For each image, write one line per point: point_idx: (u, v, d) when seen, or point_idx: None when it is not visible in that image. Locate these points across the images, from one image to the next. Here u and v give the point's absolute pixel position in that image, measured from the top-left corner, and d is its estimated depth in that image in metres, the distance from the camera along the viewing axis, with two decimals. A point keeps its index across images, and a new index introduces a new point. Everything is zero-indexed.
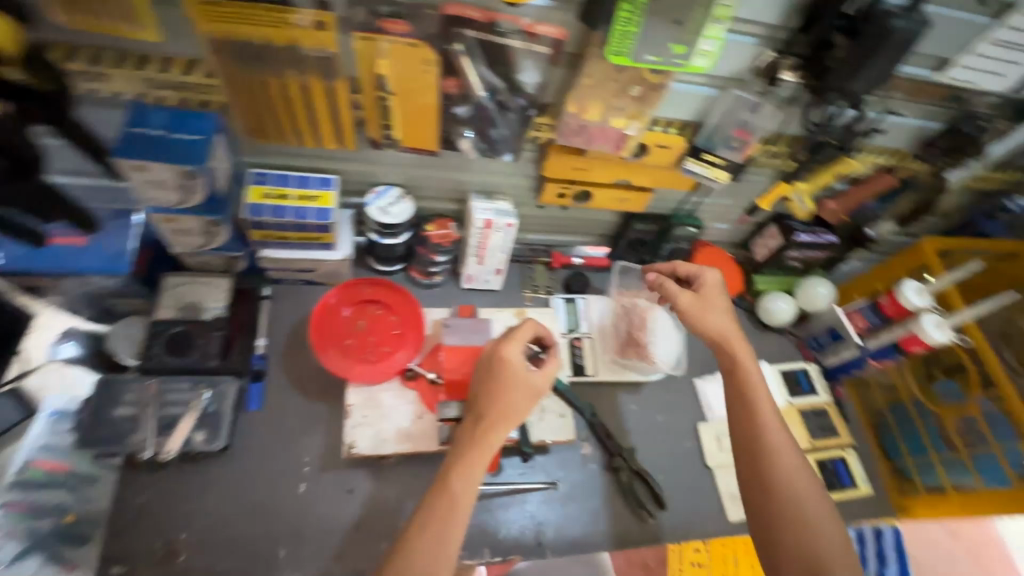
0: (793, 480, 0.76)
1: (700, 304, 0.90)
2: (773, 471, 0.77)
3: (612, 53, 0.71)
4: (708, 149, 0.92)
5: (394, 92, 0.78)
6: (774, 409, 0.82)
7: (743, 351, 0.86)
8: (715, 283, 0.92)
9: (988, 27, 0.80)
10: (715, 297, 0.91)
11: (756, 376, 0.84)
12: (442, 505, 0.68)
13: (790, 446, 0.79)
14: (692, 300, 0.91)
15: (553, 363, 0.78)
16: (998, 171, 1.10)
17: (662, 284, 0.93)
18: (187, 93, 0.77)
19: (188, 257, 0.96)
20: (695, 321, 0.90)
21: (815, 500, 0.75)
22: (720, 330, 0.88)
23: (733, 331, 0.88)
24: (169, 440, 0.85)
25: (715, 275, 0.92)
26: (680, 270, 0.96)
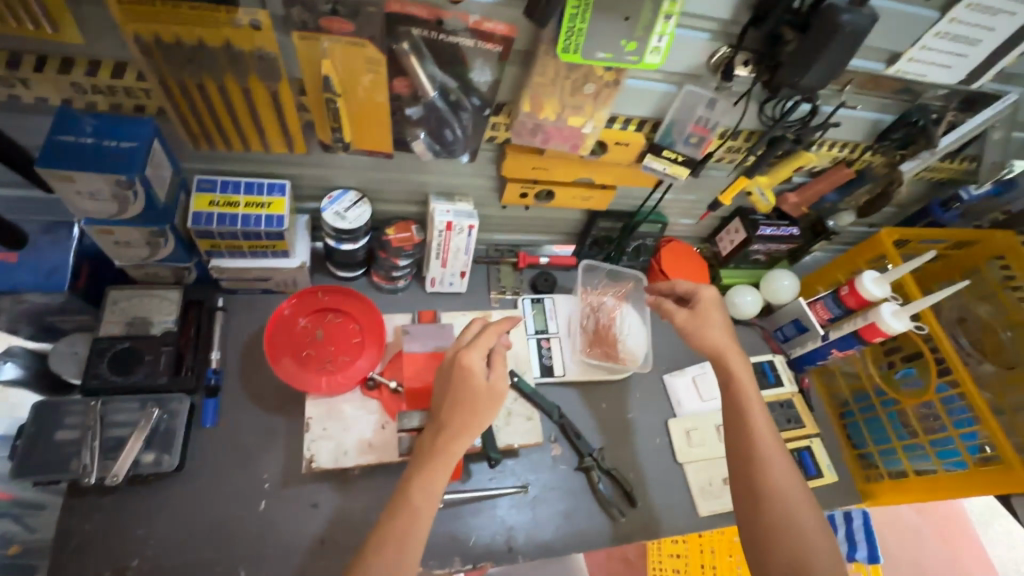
0: (782, 488, 0.78)
1: (698, 318, 0.94)
2: (762, 479, 0.79)
3: (563, 51, 0.70)
4: (666, 146, 0.93)
5: (340, 93, 0.75)
6: (766, 416, 0.84)
7: (737, 361, 0.89)
8: (711, 299, 0.95)
9: (936, 21, 0.81)
10: (709, 312, 0.95)
11: (750, 386, 0.86)
12: (400, 521, 0.66)
13: (781, 454, 0.81)
14: (688, 317, 0.95)
15: (502, 365, 0.75)
16: (951, 162, 1.14)
17: (661, 304, 0.98)
18: (119, 97, 0.73)
19: (133, 270, 0.91)
20: (693, 335, 0.94)
21: (803, 508, 0.76)
22: (716, 343, 0.91)
23: (727, 343, 0.90)
24: (116, 464, 0.81)
25: (711, 291, 0.96)
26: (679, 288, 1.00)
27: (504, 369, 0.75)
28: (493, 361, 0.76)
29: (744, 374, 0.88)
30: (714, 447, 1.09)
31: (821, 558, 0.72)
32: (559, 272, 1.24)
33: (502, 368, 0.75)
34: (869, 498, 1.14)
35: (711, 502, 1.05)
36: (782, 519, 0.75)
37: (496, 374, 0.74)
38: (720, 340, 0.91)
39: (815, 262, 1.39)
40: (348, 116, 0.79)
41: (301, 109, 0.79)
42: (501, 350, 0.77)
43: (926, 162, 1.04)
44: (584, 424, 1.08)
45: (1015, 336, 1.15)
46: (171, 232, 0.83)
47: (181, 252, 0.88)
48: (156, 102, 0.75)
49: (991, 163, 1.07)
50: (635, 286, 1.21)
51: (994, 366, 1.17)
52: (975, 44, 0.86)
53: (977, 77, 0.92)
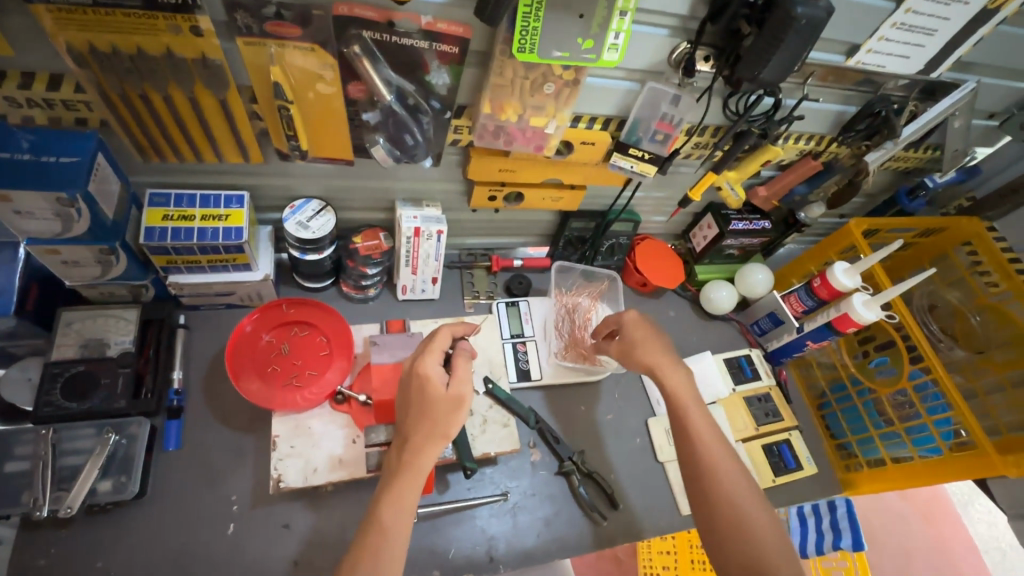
0: (732, 493, 0.76)
1: (630, 341, 0.95)
2: (710, 488, 0.77)
3: (519, 51, 0.68)
4: (633, 144, 0.92)
5: (292, 99, 0.73)
6: (709, 420, 0.83)
7: (672, 373, 0.88)
8: (634, 321, 0.96)
9: (892, 12, 0.82)
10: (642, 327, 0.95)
11: (688, 394, 0.86)
12: (373, 539, 0.63)
13: (729, 457, 0.79)
14: (619, 347, 0.97)
15: (464, 365, 0.74)
16: (915, 151, 1.15)
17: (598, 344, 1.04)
18: (57, 110, 0.70)
19: (87, 290, 0.88)
20: (630, 358, 0.94)
21: (757, 509, 0.75)
22: (651, 360, 0.91)
23: (660, 356, 0.91)
24: (69, 494, 0.76)
25: (635, 314, 0.97)
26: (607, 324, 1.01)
27: (469, 367, 0.75)
28: (455, 363, 0.74)
29: (681, 383, 0.87)
30: None
31: (779, 558, 0.71)
32: (533, 274, 1.23)
33: (467, 366, 0.74)
34: (850, 488, 1.14)
35: None
36: (733, 523, 0.74)
37: (455, 378, 0.72)
38: (651, 357, 0.91)
39: (788, 254, 1.41)
40: (303, 123, 0.77)
41: (254, 117, 0.77)
42: (462, 352, 0.77)
43: (890, 153, 1.03)
44: (563, 428, 1.06)
45: (983, 320, 1.17)
46: (122, 249, 0.80)
47: (135, 269, 0.85)
48: (99, 114, 0.72)
49: (954, 150, 1.09)
50: (610, 285, 1.21)
51: (965, 351, 1.18)
52: (931, 34, 0.86)
53: (935, 67, 0.93)
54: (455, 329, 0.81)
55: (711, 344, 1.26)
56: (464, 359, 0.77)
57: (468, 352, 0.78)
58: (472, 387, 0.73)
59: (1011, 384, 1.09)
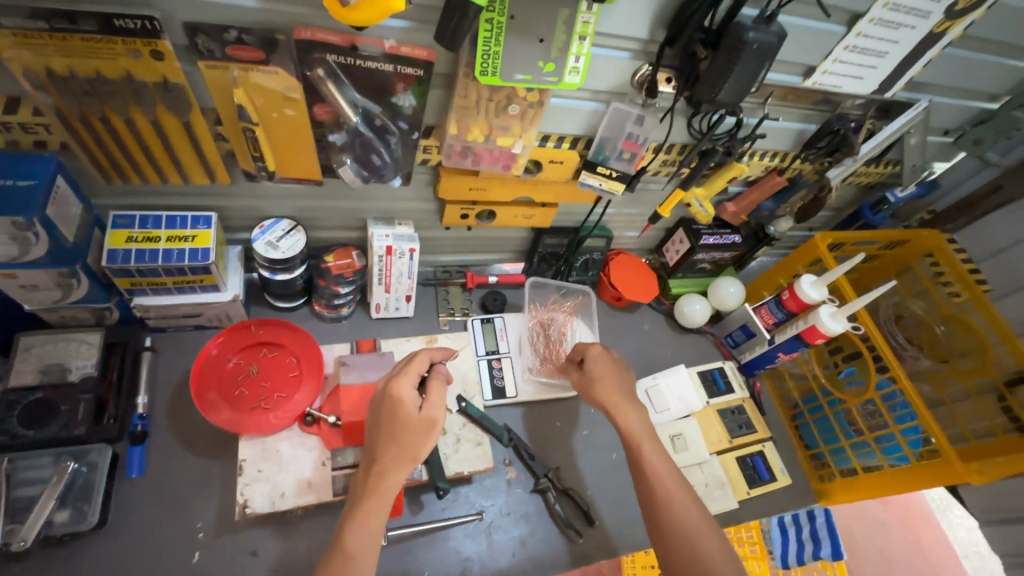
0: (688, 526, 0.76)
1: (586, 377, 0.96)
2: (666, 523, 0.77)
3: (482, 73, 0.69)
4: (601, 162, 0.94)
5: (256, 121, 0.72)
6: (664, 456, 0.84)
7: (625, 415, 0.89)
8: (597, 353, 0.97)
9: (843, 35, 0.85)
10: (601, 362, 0.96)
11: (642, 430, 0.87)
12: (336, 563, 0.61)
13: (683, 490, 0.80)
14: (580, 377, 0.97)
15: (440, 389, 0.73)
16: (876, 166, 1.18)
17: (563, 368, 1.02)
18: (14, 133, 0.69)
19: (46, 314, 0.86)
20: (586, 391, 0.95)
21: (712, 541, 0.74)
22: (604, 396, 0.92)
23: (614, 394, 0.92)
24: (24, 527, 0.73)
25: (597, 347, 0.97)
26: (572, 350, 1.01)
27: (445, 391, 0.74)
28: (430, 386, 0.74)
29: (633, 421, 0.88)
30: None
31: None
32: (508, 290, 1.24)
33: (442, 392, 0.73)
34: (825, 498, 1.15)
35: None
36: (689, 557, 0.73)
37: (428, 402, 0.72)
38: (604, 394, 0.92)
39: (760, 267, 1.44)
40: (269, 144, 0.77)
41: (219, 139, 0.76)
42: (442, 374, 0.76)
43: (850, 169, 1.07)
44: (538, 445, 1.06)
45: (947, 330, 1.20)
46: (83, 272, 0.79)
47: (98, 293, 0.84)
48: (58, 137, 0.71)
49: (912, 165, 1.13)
50: (585, 300, 1.22)
51: (930, 360, 1.21)
52: (882, 56, 0.90)
53: (888, 87, 0.97)
54: (436, 353, 0.80)
55: (686, 357, 1.27)
56: (441, 383, 0.75)
57: (445, 376, 0.77)
58: (447, 411, 0.72)
59: (976, 393, 1.15)
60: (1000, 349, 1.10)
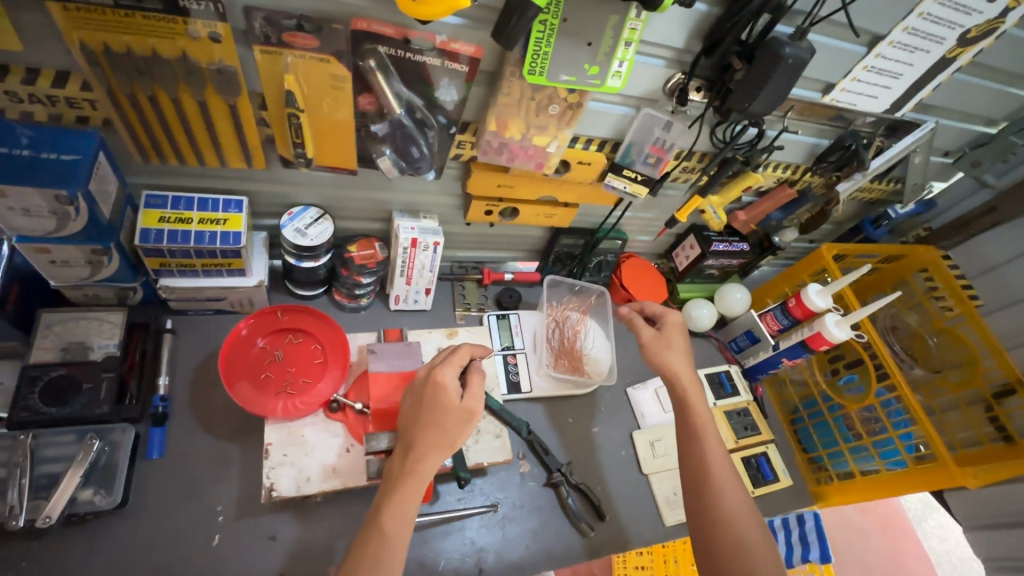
0: (734, 513, 0.79)
1: (661, 341, 0.98)
2: (710, 503, 0.80)
3: (529, 73, 0.72)
4: (626, 165, 0.96)
5: (303, 108, 0.74)
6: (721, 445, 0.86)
7: (692, 392, 0.91)
8: (676, 323, 1.00)
9: (863, 55, 0.89)
10: (673, 334, 0.98)
11: (704, 414, 0.89)
12: (372, 547, 0.62)
13: (733, 480, 0.82)
14: (654, 336, 0.98)
15: (480, 381, 0.75)
16: (880, 183, 1.23)
17: (631, 318, 1.01)
18: (60, 107, 0.69)
19: (71, 291, 0.85)
20: (653, 355, 0.97)
21: (753, 530, 0.78)
22: (672, 365, 0.94)
23: (685, 371, 0.94)
24: (49, 504, 0.73)
25: (678, 318, 1.00)
26: (647, 309, 1.04)
27: (483, 386, 0.75)
28: (471, 378, 0.75)
29: (698, 405, 0.90)
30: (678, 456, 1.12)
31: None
32: (522, 288, 1.25)
33: (481, 386, 0.74)
34: (821, 500, 1.19)
35: (677, 511, 1.06)
36: (731, 542, 0.77)
37: (469, 392, 0.73)
38: (676, 365, 0.94)
39: (762, 276, 1.48)
40: (310, 131, 0.78)
41: (261, 124, 0.77)
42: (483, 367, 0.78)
43: (859, 184, 1.11)
44: (551, 440, 1.08)
45: (939, 342, 1.24)
46: (115, 250, 0.78)
47: (126, 271, 0.83)
48: (102, 113, 0.71)
49: (914, 183, 1.19)
50: (599, 300, 1.23)
51: (923, 370, 1.25)
52: (897, 77, 0.94)
53: (899, 107, 1.01)
54: (475, 348, 0.82)
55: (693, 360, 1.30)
56: (478, 377, 0.77)
57: (481, 370, 0.79)
58: (483, 404, 0.74)
59: (965, 403, 1.21)
60: (989, 362, 1.16)
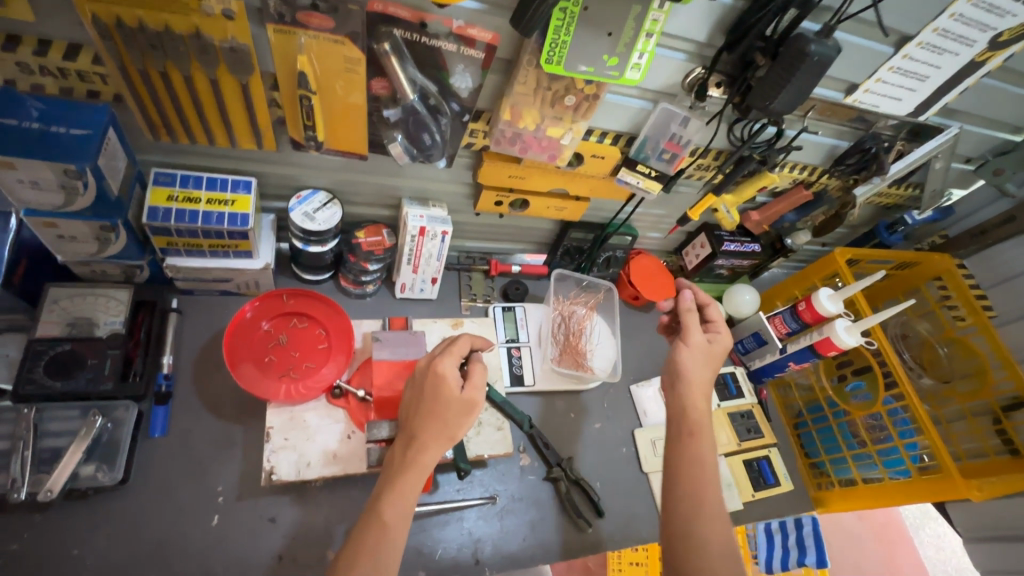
0: (717, 543, 0.76)
1: (706, 354, 0.92)
2: (700, 535, 0.76)
3: (547, 62, 0.71)
4: (641, 160, 0.95)
5: (316, 91, 0.73)
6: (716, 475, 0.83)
7: (703, 413, 0.87)
8: (724, 345, 0.94)
9: (890, 56, 0.87)
10: (716, 352, 0.93)
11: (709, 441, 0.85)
12: (371, 539, 0.62)
13: (721, 512, 0.79)
14: (700, 344, 0.93)
15: (482, 373, 0.74)
16: (898, 188, 1.21)
17: (691, 312, 0.95)
18: (72, 80, 0.68)
19: (78, 266, 0.85)
20: (684, 361, 0.91)
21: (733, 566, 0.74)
22: (694, 380, 0.90)
23: (703, 392, 0.89)
24: (50, 478, 0.73)
25: (728, 341, 0.94)
26: (710, 311, 0.98)
27: (484, 377, 0.74)
28: (473, 368, 0.74)
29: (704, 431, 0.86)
30: None
31: None
32: (529, 281, 1.24)
33: (484, 379, 0.73)
34: (821, 505, 1.19)
35: None
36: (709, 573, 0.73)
37: (471, 383, 0.72)
38: (697, 382, 0.90)
39: (771, 279, 1.46)
40: (322, 114, 0.77)
41: (272, 105, 0.76)
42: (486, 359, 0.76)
43: (876, 188, 1.09)
44: (552, 434, 1.07)
45: (949, 352, 1.22)
46: (123, 227, 0.78)
47: (132, 249, 0.83)
48: (113, 88, 0.70)
49: (932, 190, 1.18)
50: (607, 295, 1.23)
51: (932, 379, 1.23)
52: (922, 80, 0.92)
53: (923, 111, 0.98)
54: (476, 339, 0.80)
55: None
56: (479, 369, 0.76)
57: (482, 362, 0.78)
58: (484, 395, 0.73)
59: (972, 414, 1.19)
60: (1000, 373, 1.14)
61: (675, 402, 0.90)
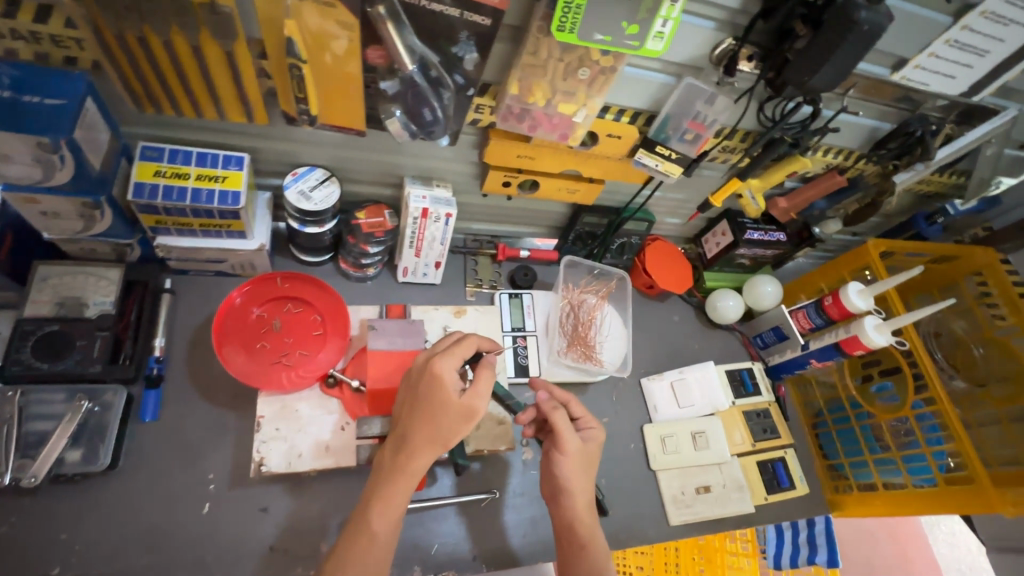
0: None
1: (584, 458, 0.78)
2: None
3: (558, 29, 0.63)
4: (661, 141, 0.87)
5: (306, 58, 0.67)
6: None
7: (587, 515, 0.75)
8: (597, 439, 0.81)
9: (947, 27, 0.77)
10: (592, 453, 0.79)
11: (602, 546, 0.74)
12: (359, 546, 0.60)
13: None
14: (573, 447, 0.77)
15: (488, 379, 0.67)
16: (943, 175, 1.11)
17: (553, 412, 0.79)
18: (44, 46, 0.64)
19: (66, 244, 0.82)
20: (560, 469, 0.76)
21: None
22: (573, 484, 0.76)
23: (583, 498, 0.76)
24: (35, 463, 0.71)
25: (603, 434, 0.82)
26: (573, 408, 0.84)
27: (491, 382, 0.68)
28: (480, 373, 0.67)
29: (597, 536, 0.74)
30: (689, 455, 1.07)
31: None
32: (538, 266, 1.19)
33: (490, 385, 0.67)
34: (838, 509, 1.14)
35: (683, 511, 1.03)
36: None
37: (474, 389, 0.66)
38: (579, 490, 0.76)
39: (796, 268, 1.38)
40: (315, 86, 0.71)
41: (261, 75, 0.71)
42: (494, 363, 0.69)
43: (920, 174, 1.00)
44: None
45: (986, 353, 1.13)
46: (108, 204, 0.74)
47: (121, 227, 0.79)
48: (90, 54, 0.66)
49: (979, 178, 1.06)
50: (619, 284, 1.17)
51: (965, 382, 1.15)
52: (981, 55, 0.82)
53: (978, 90, 0.89)
54: (484, 342, 0.75)
55: (713, 354, 1.23)
56: (489, 372, 0.68)
57: (494, 362, 0.71)
58: (489, 401, 0.67)
59: (1008, 420, 1.06)
60: None
61: (559, 516, 0.77)
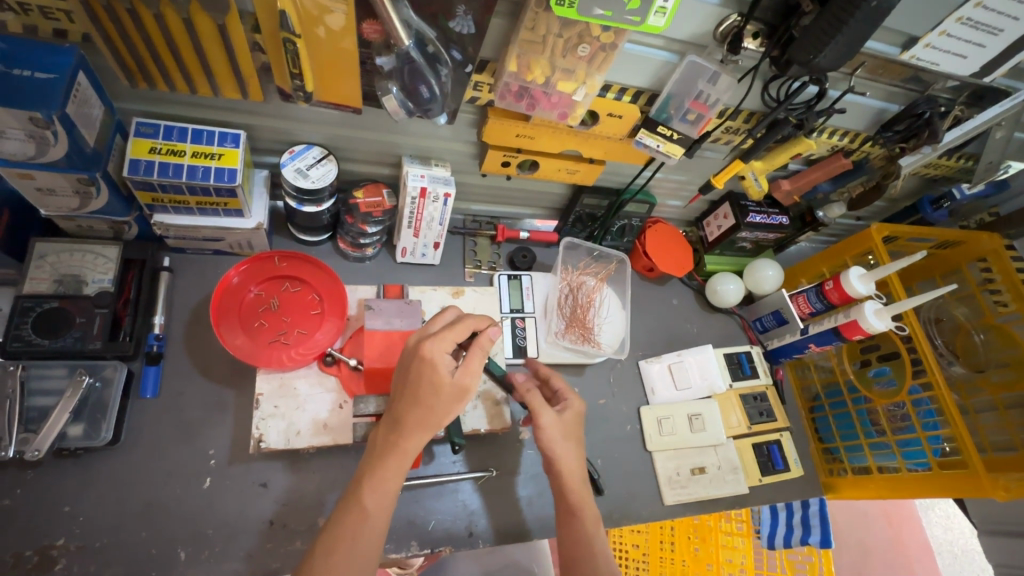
0: None
1: (563, 430, 0.79)
2: None
3: (557, 3, 0.62)
4: (662, 122, 0.86)
5: (299, 32, 0.65)
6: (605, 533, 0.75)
7: (571, 482, 0.76)
8: (577, 412, 0.82)
9: (960, 4, 0.74)
10: (574, 428, 0.80)
11: (586, 509, 0.75)
12: (351, 523, 0.62)
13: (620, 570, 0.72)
14: (552, 421, 0.78)
15: (479, 358, 0.68)
16: (950, 159, 1.09)
17: (528, 393, 0.81)
18: (33, 17, 0.63)
19: (64, 222, 0.81)
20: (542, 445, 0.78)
21: None
22: (558, 458, 0.77)
23: (567, 467, 0.77)
24: (38, 436, 0.73)
25: (580, 405, 0.83)
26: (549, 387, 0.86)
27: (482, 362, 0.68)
28: (470, 352, 0.67)
29: (584, 499, 0.76)
30: (685, 436, 1.07)
31: None
32: (538, 248, 1.18)
33: (480, 360, 0.67)
34: (831, 491, 1.15)
35: (677, 491, 1.04)
36: None
37: (464, 367, 0.66)
38: (561, 458, 0.77)
39: (799, 253, 1.38)
40: (309, 60, 0.69)
41: (255, 49, 0.69)
42: (483, 339, 0.69)
43: (925, 158, 0.97)
44: None
45: (986, 339, 1.12)
46: (103, 181, 0.74)
47: (116, 204, 0.79)
48: (80, 27, 0.65)
49: (987, 163, 1.04)
50: (618, 267, 1.17)
51: (964, 367, 1.14)
52: (996, 33, 0.79)
53: (989, 71, 0.86)
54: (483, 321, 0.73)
55: (712, 337, 1.23)
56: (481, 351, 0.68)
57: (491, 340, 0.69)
58: (479, 380, 0.68)
59: (1005, 406, 1.05)
60: None
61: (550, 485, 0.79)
